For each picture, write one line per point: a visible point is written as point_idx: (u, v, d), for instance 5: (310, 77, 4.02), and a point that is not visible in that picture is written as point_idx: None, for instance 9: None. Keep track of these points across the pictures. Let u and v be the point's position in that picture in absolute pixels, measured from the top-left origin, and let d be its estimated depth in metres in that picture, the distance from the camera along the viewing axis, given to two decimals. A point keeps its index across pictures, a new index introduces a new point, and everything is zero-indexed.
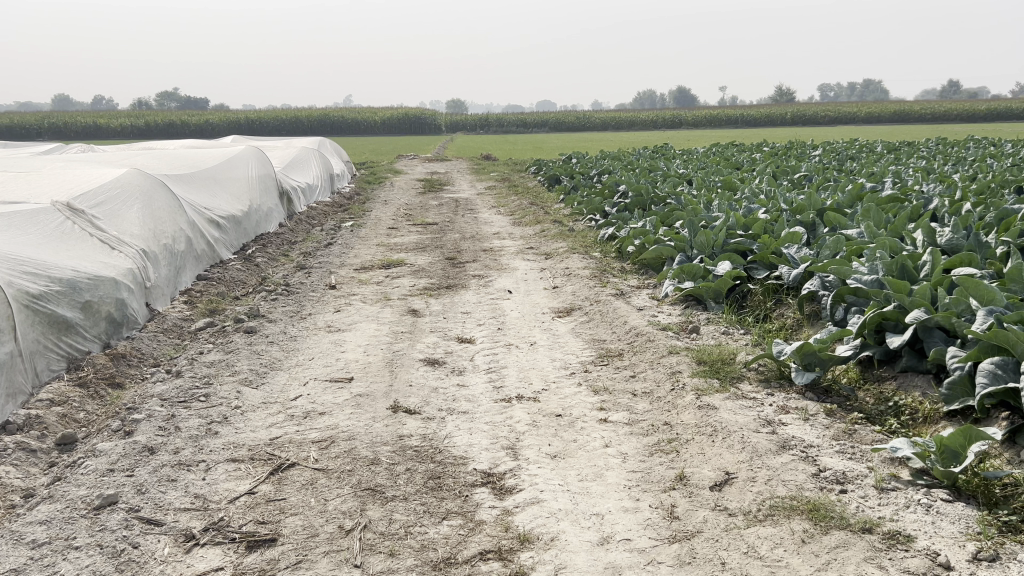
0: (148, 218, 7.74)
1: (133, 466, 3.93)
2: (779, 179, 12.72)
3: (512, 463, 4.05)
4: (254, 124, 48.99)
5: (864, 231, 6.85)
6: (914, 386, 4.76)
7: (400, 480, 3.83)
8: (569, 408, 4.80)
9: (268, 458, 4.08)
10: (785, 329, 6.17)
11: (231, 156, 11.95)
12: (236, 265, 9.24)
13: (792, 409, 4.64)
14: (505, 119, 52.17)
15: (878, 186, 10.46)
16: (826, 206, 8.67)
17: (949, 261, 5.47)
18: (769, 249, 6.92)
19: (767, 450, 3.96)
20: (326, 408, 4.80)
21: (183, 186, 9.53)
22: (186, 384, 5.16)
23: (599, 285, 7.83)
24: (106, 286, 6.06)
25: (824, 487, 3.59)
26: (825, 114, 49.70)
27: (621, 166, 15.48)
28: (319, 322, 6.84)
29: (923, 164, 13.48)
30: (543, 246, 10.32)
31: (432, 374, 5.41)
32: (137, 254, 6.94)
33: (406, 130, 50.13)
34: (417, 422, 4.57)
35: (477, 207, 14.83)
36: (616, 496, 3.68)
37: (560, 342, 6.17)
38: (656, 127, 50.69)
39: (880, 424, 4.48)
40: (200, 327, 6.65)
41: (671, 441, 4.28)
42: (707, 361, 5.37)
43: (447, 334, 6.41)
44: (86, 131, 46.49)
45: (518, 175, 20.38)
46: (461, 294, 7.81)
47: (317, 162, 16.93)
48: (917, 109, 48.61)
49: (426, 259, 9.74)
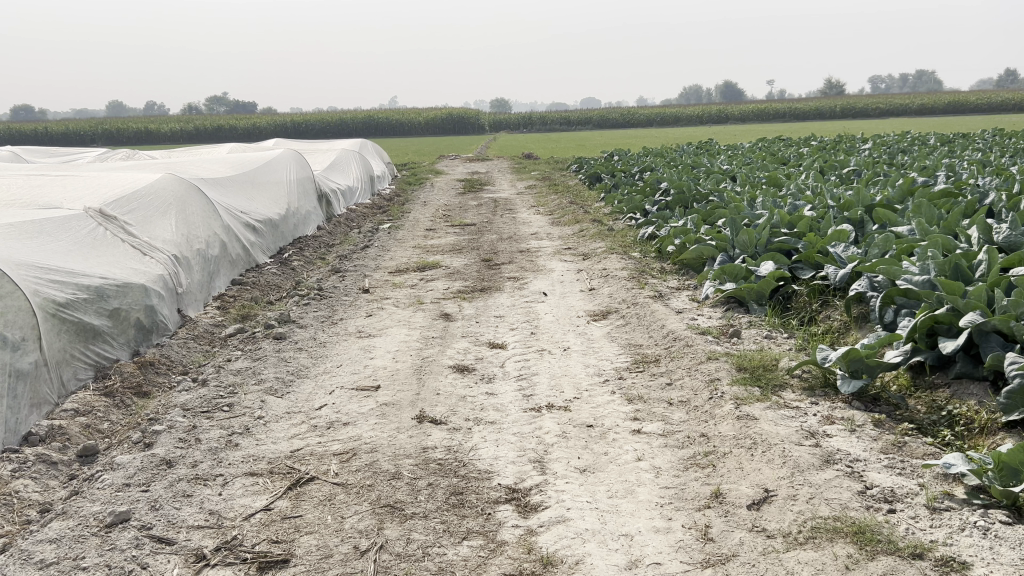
0: (181, 223, 7.71)
1: (149, 481, 3.84)
2: (826, 174, 12.30)
3: (538, 477, 3.87)
4: (300, 127, 49.50)
5: (915, 228, 6.52)
6: (969, 395, 4.46)
7: (421, 496, 3.67)
8: (601, 418, 4.60)
9: (287, 472, 3.96)
10: (831, 333, 5.89)
11: (269, 160, 11.95)
12: (272, 269, 9.19)
13: (838, 420, 4.38)
14: (547, 118, 51.94)
15: (931, 180, 10.02)
16: (876, 202, 8.33)
17: (1006, 259, 5.15)
18: (814, 248, 6.64)
19: (809, 465, 3.72)
20: (350, 418, 4.66)
21: (219, 190, 9.52)
22: (210, 394, 5.08)
23: (637, 287, 7.60)
24: (135, 293, 6.02)
25: (870, 506, 3.34)
26: (874, 108, 48.82)
27: (664, 163, 15.22)
28: (349, 328, 6.74)
29: (980, 156, 12.92)
30: (581, 246, 10.10)
31: (461, 382, 5.25)
32: (168, 260, 6.90)
33: (449, 130, 50.20)
34: (442, 433, 4.41)
35: (516, 206, 14.67)
36: (647, 515, 3.48)
37: (594, 347, 5.97)
38: (701, 122, 50.06)
39: (932, 435, 4.21)
40: (231, 333, 6.59)
41: (708, 455, 4.05)
42: (747, 368, 5.13)
43: (479, 339, 6.25)
44: (137, 138, 47.52)
45: (559, 174, 20.20)
46: (495, 297, 7.65)
47: (357, 164, 16.91)
48: (973, 99, 47.31)
49: (461, 261, 9.60)
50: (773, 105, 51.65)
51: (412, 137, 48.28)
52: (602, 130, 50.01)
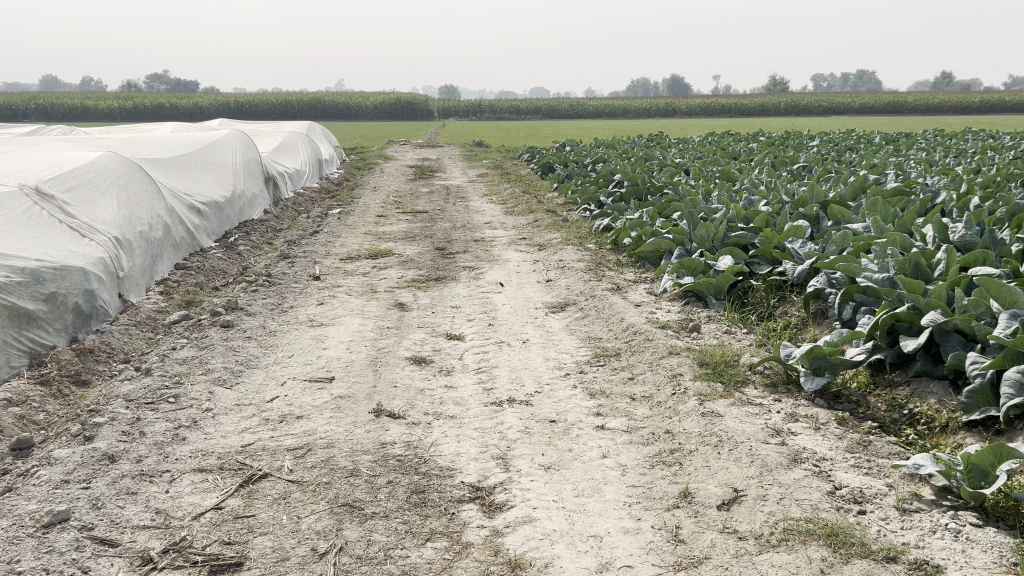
0: (124, 204, 7.38)
1: (89, 478, 3.62)
2: (777, 170, 12.41)
3: (503, 475, 3.75)
4: (244, 108, 48.40)
5: (871, 225, 6.56)
6: (929, 394, 4.48)
7: (381, 495, 3.53)
8: (564, 413, 4.50)
9: (238, 469, 3.77)
10: (789, 329, 5.89)
11: (215, 140, 11.57)
12: (218, 254, 8.89)
13: (801, 418, 4.35)
14: (498, 106, 51.81)
15: (881, 178, 10.16)
16: (829, 198, 8.39)
17: (963, 259, 5.19)
18: (771, 243, 6.64)
19: (777, 465, 3.67)
20: (304, 411, 4.48)
21: (161, 170, 9.15)
22: (155, 384, 4.83)
23: (594, 279, 7.52)
24: (74, 277, 5.73)
25: (841, 508, 3.30)
26: (818, 105, 49.66)
27: (617, 155, 15.20)
28: (300, 316, 6.52)
29: (925, 156, 13.21)
30: (536, 236, 10.00)
31: (419, 374, 5.10)
32: (110, 242, 6.59)
33: (398, 116, 49.66)
34: (401, 428, 4.26)
35: (467, 194, 14.50)
36: (615, 515, 3.39)
37: (553, 339, 5.87)
38: (648, 115, 50.30)
39: (895, 434, 4.20)
40: (175, 319, 6.32)
41: (673, 452, 3.98)
42: (709, 364, 5.08)
43: (436, 330, 6.10)
44: (73, 113, 45.89)
45: (511, 163, 20.05)
46: (451, 286, 7.50)
47: (305, 147, 16.51)
48: (912, 100, 48.44)
49: (414, 248, 9.42)
50: (720, 100, 52.25)
51: (360, 121, 47.59)
52: (552, 120, 50.05)
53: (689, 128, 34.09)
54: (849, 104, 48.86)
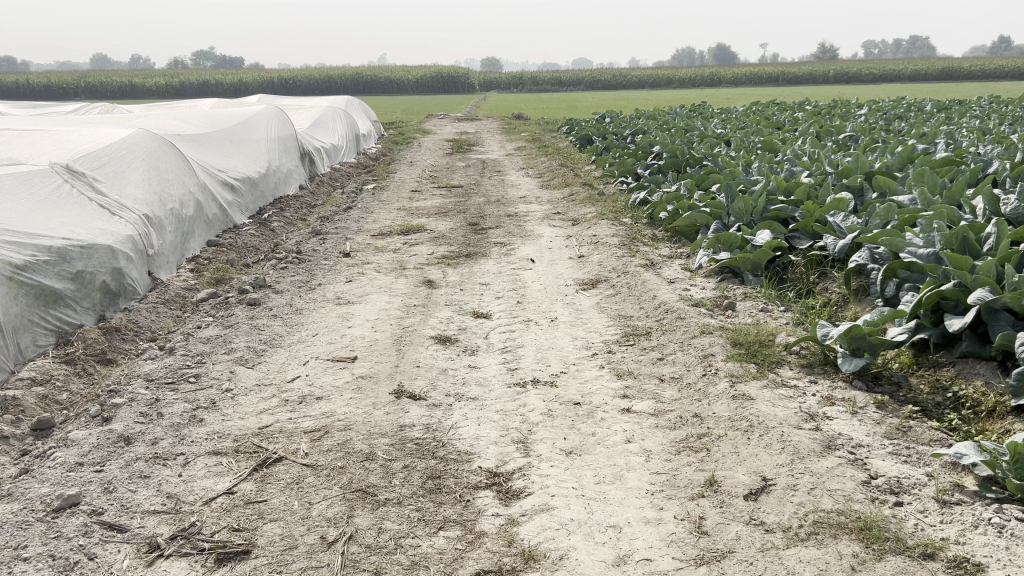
0: (154, 181, 7.36)
1: (103, 460, 3.59)
2: (822, 139, 12.03)
3: (521, 460, 3.63)
4: (286, 84, 48.55)
5: (918, 197, 6.27)
6: (976, 375, 4.25)
7: (395, 480, 3.43)
8: (589, 395, 4.36)
9: (253, 452, 3.70)
10: (829, 306, 5.67)
11: (250, 115, 11.55)
12: (250, 230, 8.87)
13: (838, 401, 4.15)
14: (540, 78, 51.38)
15: (930, 147, 9.77)
16: (875, 168, 8.07)
17: (1015, 232, 4.90)
18: (812, 217, 6.38)
19: (809, 452, 3.49)
20: (323, 392, 4.41)
21: (194, 147, 9.13)
22: (177, 363, 4.80)
23: (628, 254, 7.33)
24: (101, 255, 5.72)
25: (876, 499, 3.12)
26: (867, 72, 48.16)
27: (656, 125, 14.90)
28: (328, 294, 6.46)
29: (978, 124, 12.70)
30: (571, 211, 9.81)
31: (443, 354, 4.99)
32: (139, 220, 6.58)
33: (440, 89, 49.49)
34: (421, 410, 4.17)
35: (504, 168, 14.35)
36: (637, 504, 3.25)
37: (582, 318, 5.72)
38: (692, 84, 49.37)
39: (938, 419, 3.98)
40: (203, 297, 6.30)
41: (701, 437, 3.82)
42: (743, 343, 4.89)
43: (463, 308, 5.99)
44: (120, 92, 46.49)
45: (550, 135, 19.78)
46: (481, 263, 7.38)
47: (342, 122, 16.46)
48: (965, 65, 46.81)
49: (447, 224, 9.31)
50: (765, 69, 51.09)
51: (401, 95, 47.46)
52: (594, 91, 49.46)
53: (732, 99, 33.41)
54: (900, 71, 47.31)
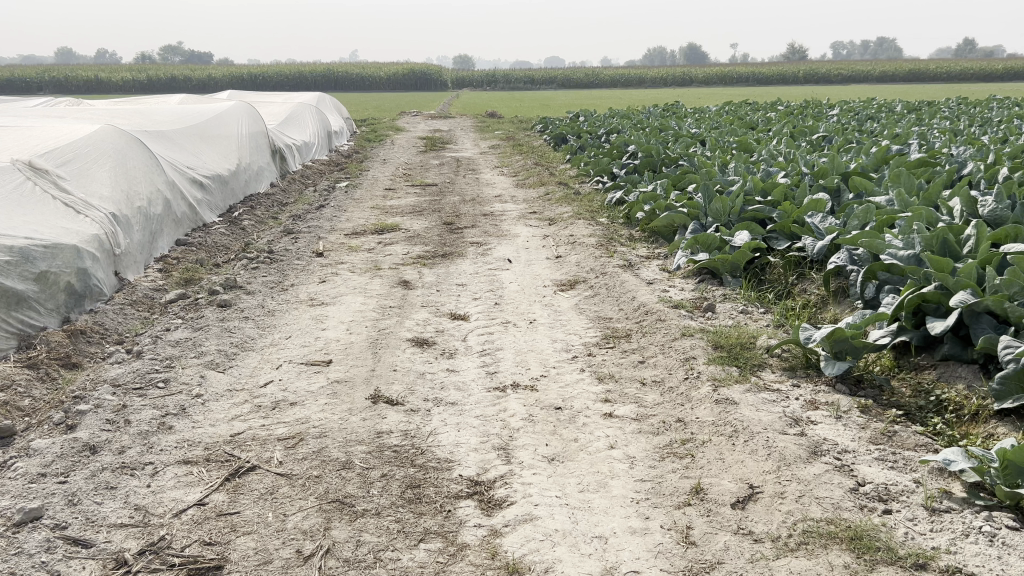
0: (121, 178, 7.16)
1: (68, 471, 3.45)
2: (796, 140, 12.07)
3: (503, 468, 3.54)
4: (256, 80, 47.99)
5: (895, 198, 6.26)
6: (958, 378, 4.22)
7: (373, 490, 3.32)
8: (570, 400, 4.27)
9: (225, 461, 3.57)
10: (808, 308, 5.64)
11: (220, 111, 11.33)
12: (221, 229, 8.69)
13: (822, 405, 4.11)
14: (512, 76, 51.32)
15: (904, 148, 9.81)
16: (850, 169, 8.07)
17: (993, 234, 4.89)
18: (790, 218, 6.36)
19: (796, 458, 3.43)
20: (298, 397, 4.28)
21: (163, 144, 8.92)
22: (145, 368, 4.64)
23: (605, 255, 7.26)
24: (66, 255, 5.55)
25: (864, 507, 3.07)
26: (836, 73, 48.62)
27: (631, 124, 14.86)
28: (301, 295, 6.32)
29: (948, 125, 12.82)
30: (547, 210, 9.73)
31: (420, 357, 4.89)
32: (106, 218, 6.39)
33: (412, 87, 49.24)
34: (398, 416, 4.06)
35: (478, 166, 14.24)
36: (622, 513, 3.17)
37: (561, 320, 5.64)
38: (664, 83, 49.48)
39: (922, 423, 3.95)
40: (172, 298, 6.13)
41: (685, 443, 3.75)
42: (724, 346, 4.84)
43: (440, 309, 5.89)
44: (86, 86, 45.70)
45: (524, 133, 19.69)
46: (457, 263, 7.28)
47: (314, 119, 16.25)
48: (933, 67, 47.36)
49: (422, 223, 9.19)
50: (737, 69, 51.37)
51: (373, 92, 47.11)
52: (566, 90, 49.50)
53: (705, 98, 33.60)
54: (868, 72, 47.87)
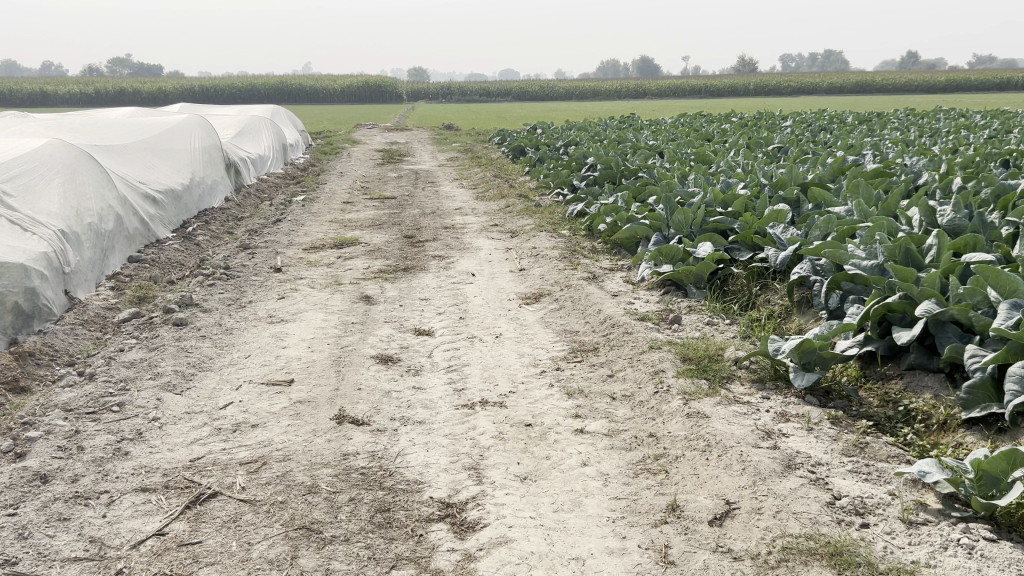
0: (70, 194, 6.93)
1: (17, 502, 3.28)
2: (753, 151, 12.20)
3: (475, 488, 3.45)
4: (208, 93, 47.32)
5: (854, 209, 6.32)
6: (925, 388, 4.23)
7: (341, 515, 3.21)
8: (540, 416, 4.20)
9: (185, 487, 3.43)
10: (773, 318, 5.65)
11: (172, 125, 11.09)
12: (175, 245, 8.47)
13: (793, 417, 4.10)
14: (468, 88, 51.39)
15: (859, 158, 9.95)
16: (808, 180, 8.14)
17: (954, 243, 4.94)
18: (752, 228, 6.37)
19: (771, 472, 3.40)
20: (259, 419, 4.15)
21: (113, 159, 8.68)
22: (97, 391, 4.46)
23: (569, 267, 7.22)
24: (12, 274, 5.35)
25: (842, 521, 3.05)
26: (786, 85, 49.58)
27: (588, 136, 14.91)
28: (259, 312, 6.16)
29: (899, 136, 13.07)
30: (508, 223, 9.67)
31: (385, 375, 4.77)
32: (55, 235, 6.17)
33: (367, 99, 49.00)
34: (365, 436, 3.95)
35: (437, 179, 14.15)
36: (599, 533, 3.10)
37: (528, 334, 5.58)
38: (619, 95, 49.88)
39: (892, 433, 3.95)
40: (125, 317, 5.93)
41: (658, 459, 3.70)
42: (692, 358, 4.81)
43: (403, 325, 5.78)
44: (32, 99, 44.65)
45: (482, 146, 19.66)
46: (419, 277, 7.18)
47: (269, 132, 16.02)
48: (879, 80, 48.43)
49: (382, 237, 9.08)
50: (690, 81, 52.01)
51: (328, 104, 46.73)
52: (522, 102, 49.67)
53: (659, 110, 33.92)
54: (817, 84, 48.88)
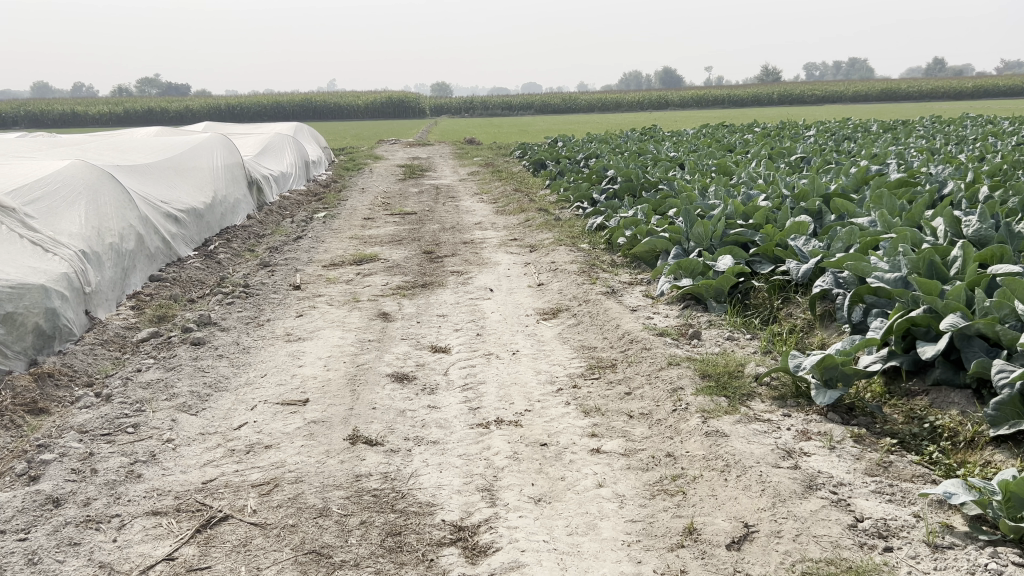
0: (92, 215, 6.99)
1: (29, 527, 3.28)
2: (775, 161, 12.09)
3: (488, 511, 3.40)
4: (234, 111, 47.89)
5: (878, 220, 6.20)
6: (951, 404, 4.12)
7: (352, 539, 3.17)
8: (555, 435, 4.14)
9: (196, 511, 3.41)
10: (795, 332, 5.55)
11: (194, 144, 11.19)
12: (195, 263, 8.52)
13: (814, 435, 4.00)
14: (490, 102, 51.60)
15: (883, 168, 9.81)
16: (831, 191, 8.03)
17: (980, 255, 4.82)
18: (773, 241, 6.28)
19: (791, 494, 3.32)
20: (273, 440, 4.12)
21: (135, 178, 8.76)
22: (113, 412, 4.46)
23: (588, 282, 7.17)
24: (33, 295, 5.38)
25: (864, 544, 2.96)
26: (810, 93, 49.26)
27: (609, 149, 14.85)
28: (277, 330, 6.16)
29: (925, 143, 12.89)
30: (528, 237, 9.63)
31: (400, 394, 4.73)
32: (75, 256, 6.22)
33: (390, 114, 49.33)
34: (378, 457, 3.91)
35: (458, 194, 14.15)
36: (613, 558, 3.04)
37: (545, 350, 5.52)
38: (641, 106, 49.80)
39: (918, 452, 3.84)
40: (144, 337, 5.95)
41: (676, 479, 3.63)
42: (712, 375, 4.73)
43: (420, 342, 5.75)
44: (62, 120, 45.45)
45: (503, 159, 19.69)
46: (437, 293, 7.15)
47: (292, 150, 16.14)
48: (904, 87, 47.97)
49: (401, 252, 9.07)
50: (712, 91, 51.84)
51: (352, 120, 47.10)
52: (543, 114, 49.76)
53: (682, 121, 33.84)
54: (841, 92, 48.50)
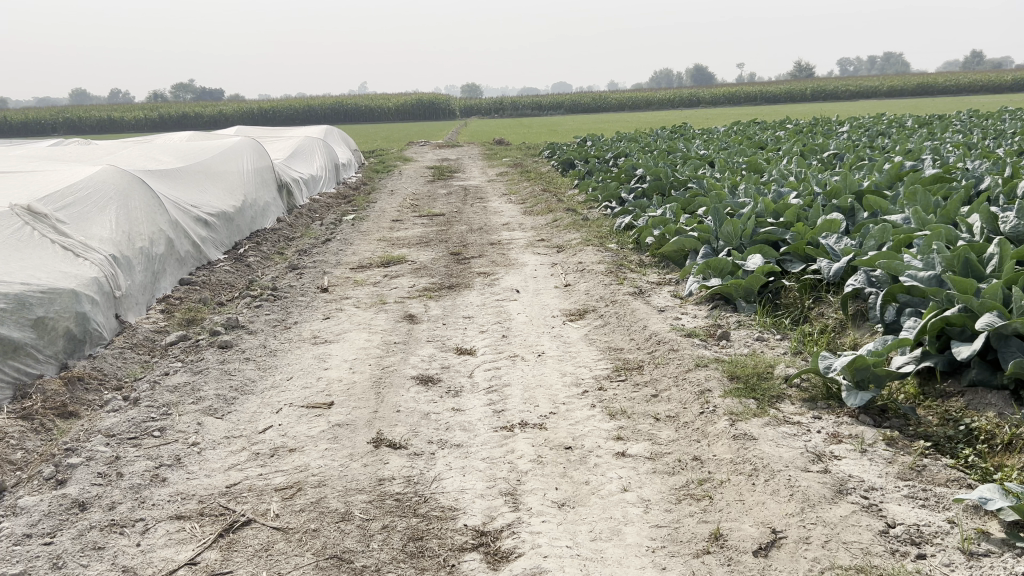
0: (122, 220, 7.07)
1: (55, 530, 3.31)
2: (807, 158, 11.89)
3: (510, 516, 3.36)
4: (266, 115, 48.38)
5: (912, 217, 6.06)
6: (987, 406, 4.00)
7: (373, 544, 3.15)
8: (580, 439, 4.09)
9: (219, 515, 3.41)
10: (827, 332, 5.44)
11: (225, 148, 11.28)
12: (225, 266, 8.58)
13: (846, 438, 3.91)
14: (519, 103, 51.55)
15: (918, 164, 9.60)
16: (864, 188, 7.88)
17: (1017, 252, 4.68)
18: (803, 239, 6.16)
19: (820, 499, 3.24)
20: (297, 443, 4.12)
21: (166, 183, 8.84)
22: (140, 416, 4.49)
23: (615, 282, 7.10)
24: (64, 300, 5.44)
25: (897, 551, 2.88)
26: (844, 89, 48.52)
27: (638, 148, 14.72)
28: (303, 333, 6.17)
29: (962, 138, 12.58)
30: (556, 237, 9.57)
31: (424, 396, 4.71)
32: (106, 260, 6.29)
33: (420, 116, 49.48)
34: (401, 461, 3.89)
35: (486, 195, 14.12)
36: (637, 564, 2.98)
37: (571, 352, 5.47)
38: (671, 105, 49.40)
39: (952, 455, 3.73)
40: (173, 340, 6.00)
41: (702, 484, 3.56)
42: (740, 377, 4.65)
43: (445, 344, 5.72)
44: (99, 126, 46.24)
45: (531, 160, 19.62)
46: (463, 295, 7.12)
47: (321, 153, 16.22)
48: (940, 81, 47.04)
49: (428, 254, 9.07)
50: (744, 88, 51.33)
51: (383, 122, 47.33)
52: (572, 114, 49.59)
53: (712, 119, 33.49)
54: (876, 88, 47.72)
